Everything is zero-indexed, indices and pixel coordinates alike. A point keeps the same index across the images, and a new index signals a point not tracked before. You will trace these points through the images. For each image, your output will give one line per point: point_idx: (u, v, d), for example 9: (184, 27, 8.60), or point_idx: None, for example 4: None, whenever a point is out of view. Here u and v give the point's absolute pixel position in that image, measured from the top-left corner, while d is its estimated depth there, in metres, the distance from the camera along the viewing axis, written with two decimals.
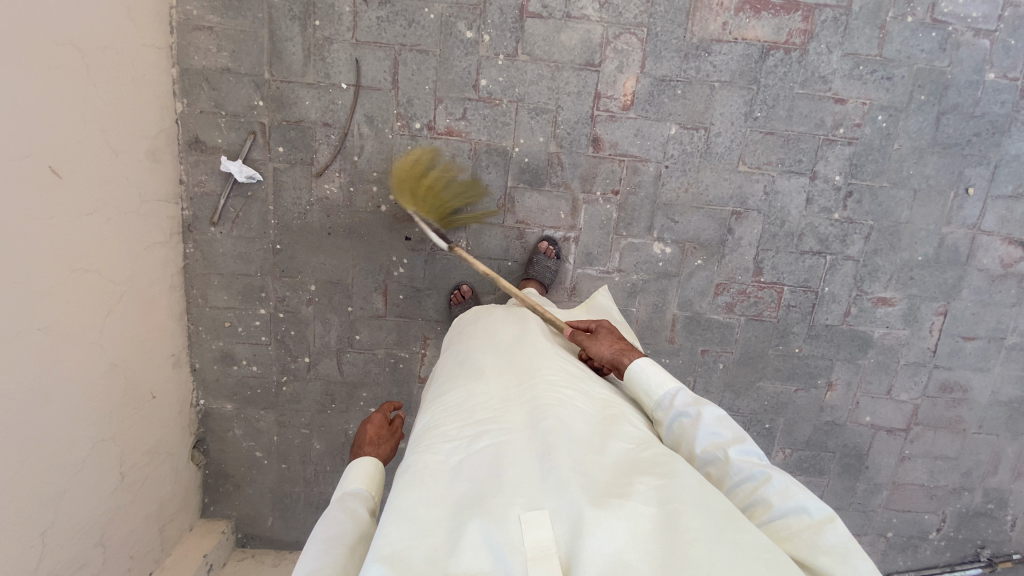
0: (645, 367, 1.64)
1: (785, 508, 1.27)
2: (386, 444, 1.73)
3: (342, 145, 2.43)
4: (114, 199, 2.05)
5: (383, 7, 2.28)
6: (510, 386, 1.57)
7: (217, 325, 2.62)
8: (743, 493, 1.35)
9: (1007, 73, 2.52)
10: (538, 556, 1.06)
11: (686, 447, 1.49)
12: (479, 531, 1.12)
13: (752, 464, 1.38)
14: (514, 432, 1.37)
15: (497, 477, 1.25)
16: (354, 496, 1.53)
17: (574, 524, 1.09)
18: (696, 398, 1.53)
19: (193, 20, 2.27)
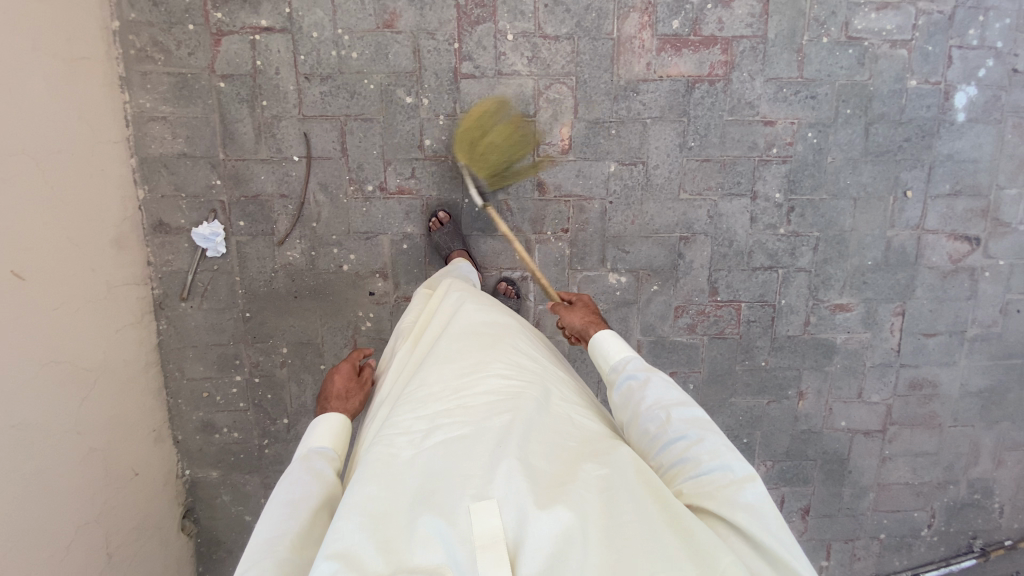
0: (608, 338, 1.78)
1: (712, 466, 1.34)
2: (354, 396, 1.83)
3: (300, 213, 2.54)
4: (82, 291, 2.15)
5: (324, 83, 2.41)
6: (462, 370, 1.51)
7: (196, 396, 2.70)
8: (675, 451, 1.41)
9: (929, 78, 2.58)
10: (486, 546, 1.09)
11: (632, 407, 1.55)
12: (429, 526, 1.13)
13: (690, 424, 1.44)
14: (467, 422, 1.35)
15: (447, 469, 1.24)
16: (319, 454, 1.63)
17: (520, 514, 1.13)
18: (647, 365, 1.63)
19: (147, 112, 2.39)
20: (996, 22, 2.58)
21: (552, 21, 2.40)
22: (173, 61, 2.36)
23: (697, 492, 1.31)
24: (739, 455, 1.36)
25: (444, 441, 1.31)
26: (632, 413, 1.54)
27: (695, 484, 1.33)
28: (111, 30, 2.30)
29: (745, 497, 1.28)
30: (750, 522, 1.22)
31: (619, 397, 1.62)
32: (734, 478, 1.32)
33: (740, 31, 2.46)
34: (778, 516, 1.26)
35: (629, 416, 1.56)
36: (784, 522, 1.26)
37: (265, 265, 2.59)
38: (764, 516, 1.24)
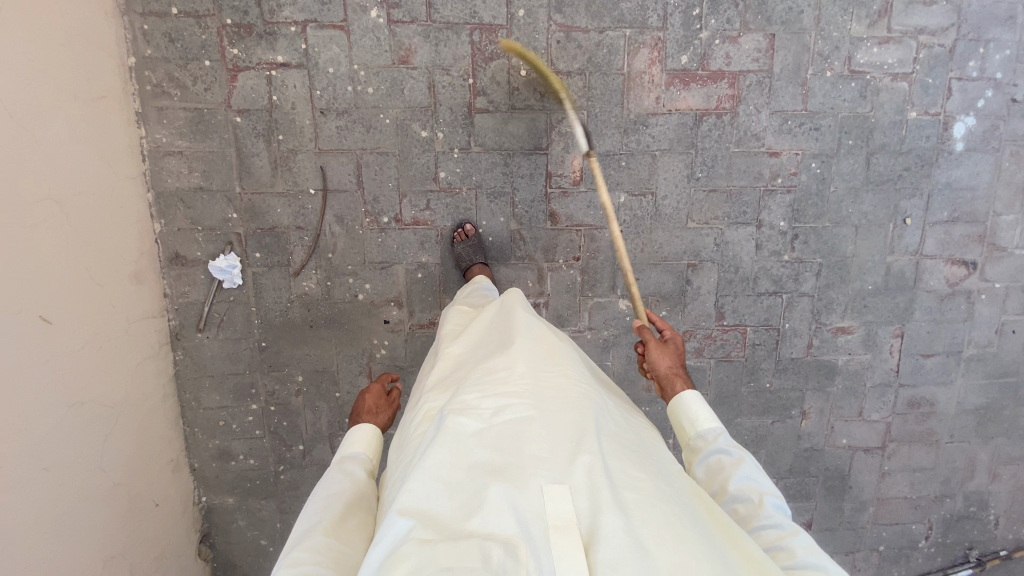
0: (698, 398, 1.76)
1: (807, 560, 1.34)
2: (383, 412, 1.88)
3: (316, 245, 2.57)
4: (104, 329, 2.17)
5: (340, 117, 2.44)
6: (534, 365, 1.55)
7: (213, 424, 2.72)
8: (766, 537, 1.42)
9: (929, 110, 2.66)
10: (559, 525, 1.13)
11: (720, 481, 1.59)
12: (502, 496, 1.19)
13: (783, 517, 1.47)
14: (540, 409, 1.40)
15: (520, 449, 1.29)
16: (353, 460, 1.71)
17: (595, 503, 1.17)
18: (738, 444, 1.66)
19: (163, 146, 2.40)
20: (996, 53, 2.63)
21: (564, 57, 2.45)
22: (189, 96, 2.37)
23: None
24: (834, 559, 1.36)
25: (518, 424, 1.36)
26: (719, 487, 1.57)
27: (786, 573, 1.32)
28: (127, 66, 2.31)
29: None
30: None
31: (703, 472, 1.65)
32: None
33: (746, 66, 2.52)
34: None
35: (715, 490, 1.59)
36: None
37: (281, 295, 2.62)
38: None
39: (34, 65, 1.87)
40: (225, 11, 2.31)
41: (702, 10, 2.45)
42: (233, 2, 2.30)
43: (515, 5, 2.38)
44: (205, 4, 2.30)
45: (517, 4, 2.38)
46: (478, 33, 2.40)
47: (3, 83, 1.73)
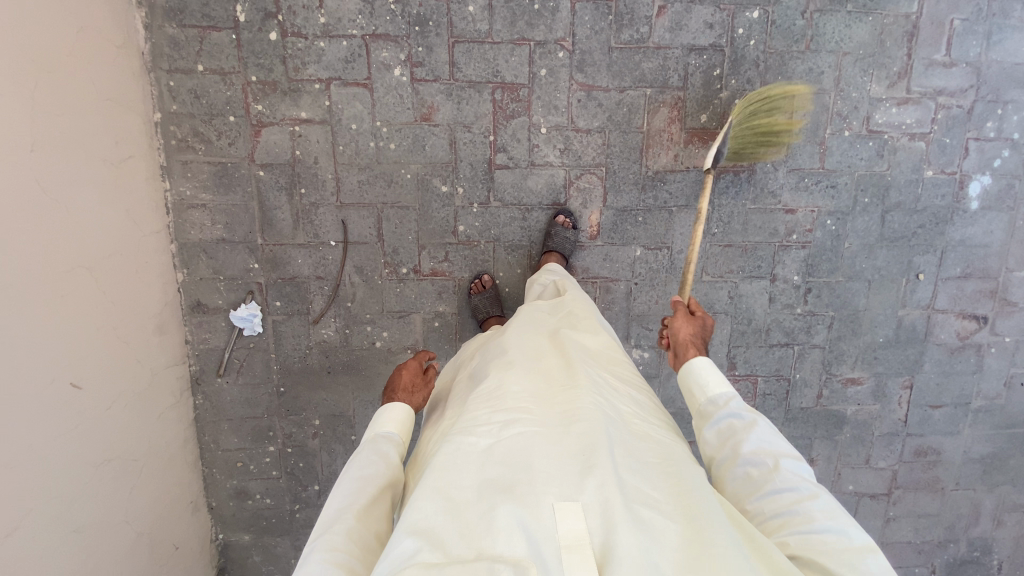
0: (711, 364, 1.74)
1: (826, 525, 1.29)
2: (419, 392, 1.82)
3: (335, 294, 2.61)
4: (129, 386, 2.21)
5: (363, 172, 2.48)
6: (542, 383, 1.53)
7: (230, 465, 2.77)
8: (782, 500, 1.37)
9: (945, 169, 2.67)
10: (571, 545, 1.08)
11: (731, 445, 1.53)
12: (515, 516, 1.12)
13: (802, 480, 1.41)
14: (547, 425, 1.36)
15: (532, 465, 1.24)
16: (387, 438, 1.61)
17: (609, 523, 1.12)
18: (751, 408, 1.61)
19: (187, 199, 2.43)
20: (1014, 114, 2.64)
21: (584, 115, 2.46)
22: (213, 150, 2.39)
23: (806, 549, 1.25)
24: (857, 524, 1.31)
25: (526, 438, 1.32)
26: (730, 452, 1.52)
27: (802, 541, 1.27)
28: (153, 121, 2.34)
29: (867, 565, 1.21)
30: None
31: (715, 436, 1.59)
32: (851, 544, 1.26)
33: None
34: None
35: (727, 456, 1.53)
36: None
37: (300, 342, 2.66)
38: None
39: (66, 135, 1.89)
40: (250, 68, 2.32)
41: (723, 70, 2.46)
42: (259, 60, 2.32)
43: (537, 65, 2.40)
44: (231, 61, 2.31)
45: (539, 64, 2.39)
46: (500, 91, 2.42)
47: (36, 160, 1.76)
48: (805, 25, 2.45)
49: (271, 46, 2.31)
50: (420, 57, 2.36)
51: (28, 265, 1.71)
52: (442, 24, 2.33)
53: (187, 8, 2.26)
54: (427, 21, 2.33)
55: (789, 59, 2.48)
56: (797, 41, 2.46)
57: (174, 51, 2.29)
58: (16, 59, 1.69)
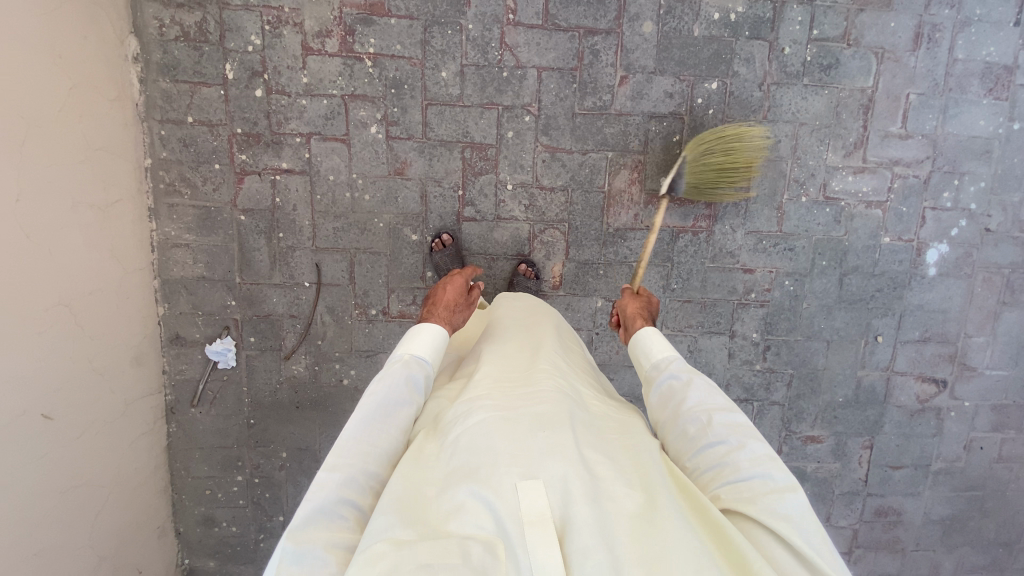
0: (656, 334, 1.78)
1: (752, 473, 1.33)
2: (460, 314, 1.84)
3: (307, 333, 2.73)
4: (101, 418, 2.33)
5: (337, 220, 2.62)
6: (510, 375, 1.60)
7: (199, 493, 2.87)
8: (714, 453, 1.41)
9: (902, 236, 2.74)
10: (534, 520, 1.12)
11: (671, 406, 1.56)
12: (474, 497, 1.19)
13: (733, 428, 1.43)
14: (510, 407, 1.42)
15: (493, 446, 1.29)
16: (421, 363, 1.56)
17: (568, 498, 1.17)
18: (690, 368, 1.63)
19: (171, 239, 2.59)
20: (971, 185, 2.70)
21: (548, 174, 2.61)
22: (198, 195, 2.56)
23: (734, 496, 1.32)
24: (782, 465, 1.35)
25: (488, 421, 1.37)
26: (671, 413, 1.55)
27: (731, 490, 1.33)
28: (144, 167, 2.51)
29: (784, 507, 1.27)
30: (787, 531, 1.22)
31: (657, 398, 1.62)
32: (776, 486, 1.31)
33: (724, 189, 2.65)
34: (819, 529, 1.25)
35: (668, 417, 1.56)
36: (822, 533, 1.26)
37: (272, 376, 2.77)
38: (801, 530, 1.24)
39: (54, 184, 2.04)
40: (236, 121, 2.50)
41: (682, 136, 2.59)
42: (244, 114, 2.49)
43: (504, 127, 2.55)
44: (219, 114, 2.49)
45: (507, 126, 2.54)
46: (469, 150, 2.57)
47: (21, 209, 1.90)
48: (762, 96, 2.56)
49: (256, 102, 2.48)
50: (395, 117, 2.52)
51: (8, 306, 1.85)
52: (417, 87, 2.49)
53: (180, 65, 2.44)
54: (403, 84, 2.49)
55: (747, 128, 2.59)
56: (754, 111, 2.58)
57: (167, 103, 2.46)
58: (8, 119, 1.85)
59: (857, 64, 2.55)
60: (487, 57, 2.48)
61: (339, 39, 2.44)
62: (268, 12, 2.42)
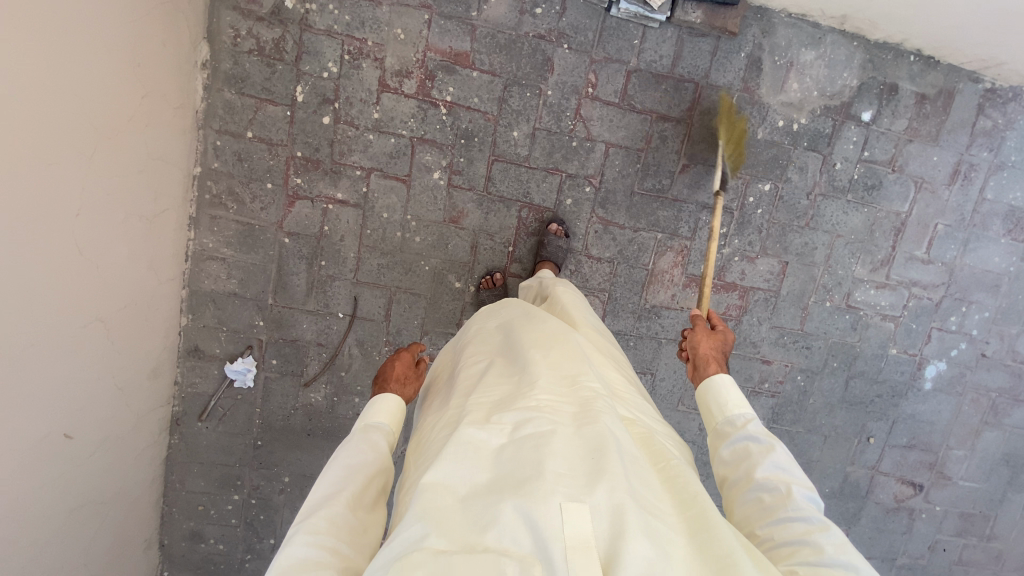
0: (732, 382, 1.58)
1: (838, 559, 1.13)
2: (411, 385, 1.63)
3: (331, 363, 2.68)
4: (113, 434, 2.24)
5: (383, 257, 2.59)
6: (556, 382, 1.39)
7: (191, 507, 2.79)
8: (791, 529, 1.22)
9: (908, 349, 2.93)
10: (577, 546, 0.97)
11: (744, 468, 1.39)
12: (518, 510, 1.03)
13: (814, 510, 1.26)
14: (562, 423, 1.24)
15: (542, 460, 1.13)
16: (377, 428, 1.44)
17: (618, 528, 1.02)
18: (771, 433, 1.44)
19: (207, 250, 2.50)
20: (976, 314, 2.91)
21: (598, 245, 2.66)
22: (244, 211, 2.48)
23: None
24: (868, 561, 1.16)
25: (538, 437, 1.20)
26: (743, 475, 1.38)
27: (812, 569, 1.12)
28: (192, 174, 2.41)
29: None
30: None
31: (730, 455, 1.45)
32: None
33: (758, 284, 2.77)
34: None
35: (738, 476, 1.39)
36: None
37: (287, 401, 2.71)
38: None
39: (111, 195, 1.95)
40: (297, 144, 2.43)
41: (728, 229, 2.69)
42: (307, 139, 2.43)
43: (564, 194, 2.59)
44: (280, 134, 2.42)
45: (566, 194, 2.58)
46: (526, 211, 2.59)
47: (79, 224, 1.82)
48: (808, 205, 2.69)
49: (322, 129, 2.42)
50: (460, 167, 2.52)
51: (52, 323, 1.76)
52: (486, 141, 2.50)
53: (249, 78, 2.35)
54: (473, 136, 2.49)
55: (789, 231, 2.72)
56: (798, 217, 2.70)
57: (227, 115, 2.37)
58: (80, 132, 1.76)
59: (897, 189, 2.72)
60: (561, 125, 2.51)
61: (418, 81, 2.41)
62: (350, 42, 2.36)
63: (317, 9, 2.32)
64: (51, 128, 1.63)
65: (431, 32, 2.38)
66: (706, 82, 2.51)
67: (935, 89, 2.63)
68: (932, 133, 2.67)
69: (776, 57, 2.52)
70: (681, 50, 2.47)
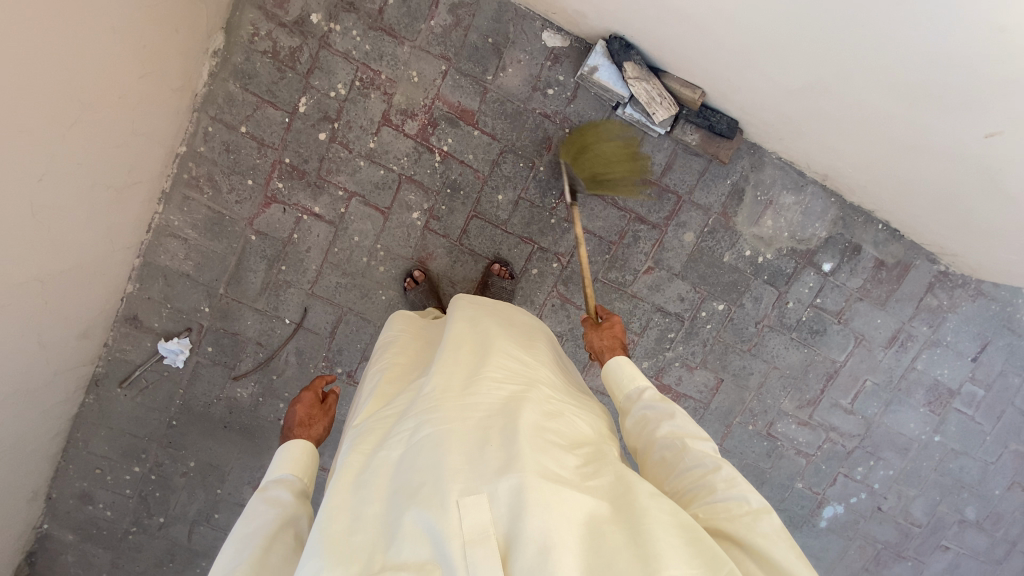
0: (623, 362, 1.60)
1: (729, 494, 1.20)
2: (318, 423, 1.73)
3: (265, 364, 2.69)
4: (26, 387, 2.22)
5: (343, 277, 2.62)
6: (457, 378, 1.48)
7: (89, 468, 2.76)
8: (692, 476, 1.29)
9: (813, 486, 3.07)
10: (474, 539, 1.11)
11: (646, 436, 1.43)
12: (417, 522, 1.17)
13: (708, 453, 1.32)
14: (456, 419, 1.35)
15: (436, 462, 1.25)
16: (278, 483, 1.53)
17: (513, 511, 1.13)
18: (663, 396, 1.47)
19: (171, 228, 2.51)
20: (881, 469, 3.08)
21: (551, 318, 2.73)
22: (218, 200, 2.49)
23: (712, 519, 1.19)
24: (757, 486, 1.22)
25: (432, 439, 1.31)
26: (646, 443, 1.43)
27: (708, 510, 1.20)
28: (175, 152, 2.42)
29: (763, 526, 1.14)
30: (767, 551, 1.09)
31: (632, 425, 1.49)
32: (751, 507, 1.18)
33: (690, 392, 2.88)
34: (799, 550, 1.11)
35: (643, 444, 1.44)
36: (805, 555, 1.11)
37: (212, 390, 2.72)
38: (782, 547, 1.11)
39: (83, 163, 1.95)
40: (287, 151, 2.46)
41: (675, 335, 2.80)
42: (299, 149, 2.46)
43: (531, 264, 2.66)
44: (274, 137, 2.44)
45: (534, 264, 2.66)
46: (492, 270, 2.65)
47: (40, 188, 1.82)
48: (754, 332, 2.82)
49: (315, 143, 2.46)
50: (440, 213, 2.58)
51: None
52: (471, 197, 2.57)
53: (257, 77, 2.38)
54: (459, 189, 2.56)
55: (730, 352, 2.84)
56: (742, 341, 2.83)
57: (226, 105, 2.40)
58: (65, 103, 1.77)
59: (838, 338, 2.87)
60: (544, 200, 2.59)
61: (420, 124, 2.48)
62: (364, 70, 2.41)
63: (340, 30, 2.37)
64: (35, 97, 1.64)
65: (444, 82, 2.45)
66: (688, 198, 2.63)
67: (894, 259, 2.80)
68: (881, 297, 2.83)
69: (758, 192, 2.65)
70: (672, 162, 2.58)
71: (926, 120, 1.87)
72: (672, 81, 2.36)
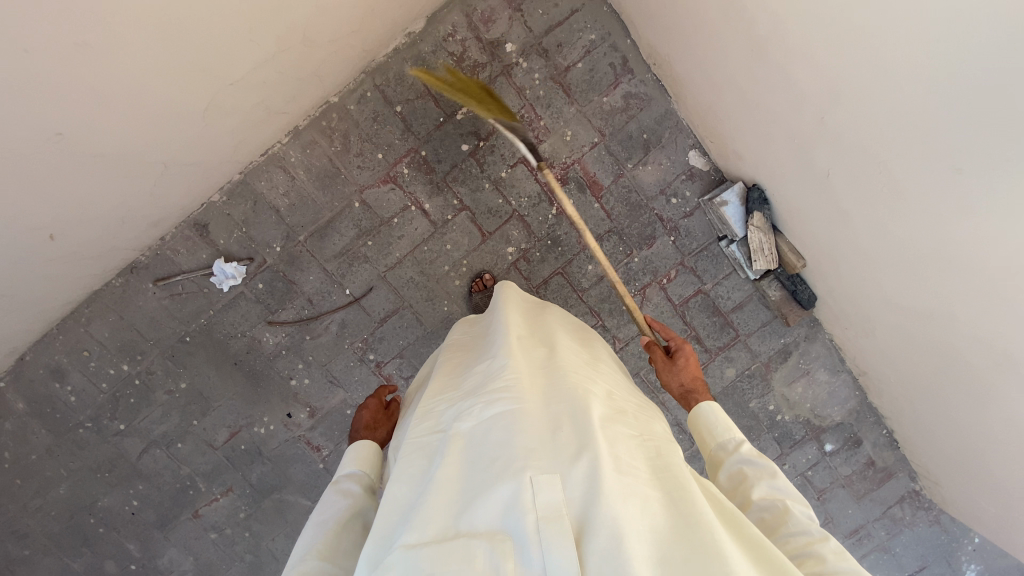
0: (711, 407, 1.57)
1: (841, 567, 1.11)
2: (382, 428, 1.76)
3: (306, 322, 2.66)
4: (81, 245, 2.19)
5: (418, 275, 2.66)
6: (528, 368, 1.47)
7: (76, 347, 2.60)
8: (794, 543, 1.20)
9: None
10: (549, 515, 1.06)
11: (743, 493, 1.36)
12: (490, 496, 1.12)
13: (813, 522, 1.23)
14: (528, 399, 1.33)
15: (510, 441, 1.22)
16: (347, 477, 1.53)
17: (588, 495, 1.09)
18: (761, 453, 1.41)
19: (284, 161, 2.51)
20: None
21: None
22: (343, 157, 2.52)
23: None
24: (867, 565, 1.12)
25: (507, 418, 1.28)
26: (741, 500, 1.35)
27: None
28: (326, 99, 2.46)
29: None
30: None
31: (727, 479, 1.42)
32: None
33: None
34: None
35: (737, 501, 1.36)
36: None
37: (240, 324, 2.64)
38: None
39: (250, 79, 2.06)
40: (427, 145, 2.54)
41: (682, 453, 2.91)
42: (438, 150, 2.55)
43: None
44: (423, 128, 2.52)
45: None
46: None
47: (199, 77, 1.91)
48: None
49: (455, 150, 2.56)
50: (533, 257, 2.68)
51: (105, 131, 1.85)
52: (565, 255, 2.69)
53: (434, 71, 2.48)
54: (558, 245, 2.68)
55: None
56: None
57: (395, 81, 2.47)
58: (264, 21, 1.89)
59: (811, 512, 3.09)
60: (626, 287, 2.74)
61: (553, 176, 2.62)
62: (528, 110, 2.56)
63: (525, 68, 2.53)
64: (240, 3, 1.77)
65: (591, 152, 2.62)
66: (744, 339, 2.84)
67: (882, 463, 3.07)
68: (859, 491, 3.09)
69: (801, 360, 2.89)
70: (745, 303, 2.80)
71: (999, 384, 2.00)
72: (782, 242, 2.61)
